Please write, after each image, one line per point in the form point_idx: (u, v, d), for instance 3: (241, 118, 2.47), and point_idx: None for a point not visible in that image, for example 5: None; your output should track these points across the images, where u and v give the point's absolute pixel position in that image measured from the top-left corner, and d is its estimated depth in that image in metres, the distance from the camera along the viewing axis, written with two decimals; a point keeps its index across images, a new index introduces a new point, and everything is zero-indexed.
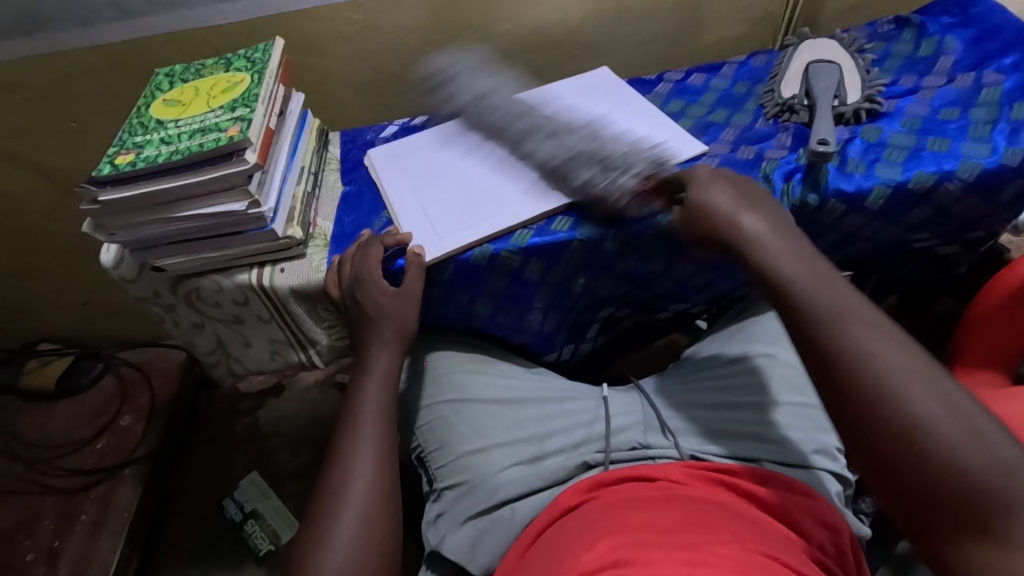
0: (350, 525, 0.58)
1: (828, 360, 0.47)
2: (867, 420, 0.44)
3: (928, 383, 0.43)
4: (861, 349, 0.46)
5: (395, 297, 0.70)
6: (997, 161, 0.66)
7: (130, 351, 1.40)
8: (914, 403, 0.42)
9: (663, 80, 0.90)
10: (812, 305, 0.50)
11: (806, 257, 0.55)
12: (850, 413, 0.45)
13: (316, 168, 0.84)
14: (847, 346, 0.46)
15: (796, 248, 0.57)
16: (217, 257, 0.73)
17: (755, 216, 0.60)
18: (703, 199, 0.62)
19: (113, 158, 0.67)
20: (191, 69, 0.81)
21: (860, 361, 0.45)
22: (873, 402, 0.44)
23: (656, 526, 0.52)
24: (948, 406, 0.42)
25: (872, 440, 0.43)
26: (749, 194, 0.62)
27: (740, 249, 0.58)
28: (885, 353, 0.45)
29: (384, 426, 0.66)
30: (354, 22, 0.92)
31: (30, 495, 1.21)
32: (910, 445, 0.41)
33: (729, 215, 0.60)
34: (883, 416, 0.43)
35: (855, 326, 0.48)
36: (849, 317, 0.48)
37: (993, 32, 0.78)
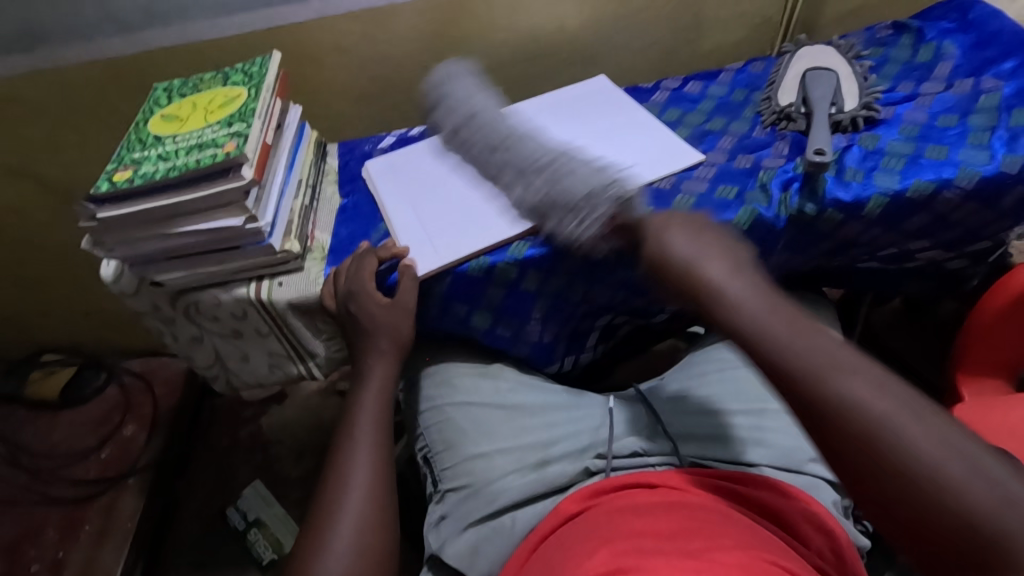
0: (349, 532, 0.58)
1: (816, 416, 0.42)
2: (877, 473, 0.39)
3: (898, 405, 0.40)
4: (839, 389, 0.41)
5: (391, 309, 0.70)
6: (996, 169, 0.65)
7: (133, 360, 1.40)
8: (913, 459, 0.38)
9: (660, 88, 0.90)
10: (798, 370, 0.43)
11: (767, 297, 0.48)
12: (847, 471, 0.40)
13: (314, 180, 0.84)
14: (824, 393, 0.41)
15: (761, 289, 0.49)
16: (216, 271, 0.73)
17: (713, 257, 0.52)
18: (659, 245, 0.56)
19: (111, 174, 0.68)
20: (189, 84, 0.81)
21: (834, 405, 0.41)
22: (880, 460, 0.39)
23: (656, 534, 0.51)
24: (942, 443, 0.38)
25: (875, 498, 0.39)
26: (705, 234, 0.54)
27: (708, 302, 0.50)
28: (875, 399, 0.40)
29: (381, 438, 0.67)
30: (351, 34, 0.93)
31: (35, 506, 1.21)
32: (913, 505, 0.37)
33: (691, 260, 0.52)
34: (886, 478, 0.38)
35: (824, 371, 0.42)
36: (831, 358, 0.43)
37: (991, 38, 0.77)
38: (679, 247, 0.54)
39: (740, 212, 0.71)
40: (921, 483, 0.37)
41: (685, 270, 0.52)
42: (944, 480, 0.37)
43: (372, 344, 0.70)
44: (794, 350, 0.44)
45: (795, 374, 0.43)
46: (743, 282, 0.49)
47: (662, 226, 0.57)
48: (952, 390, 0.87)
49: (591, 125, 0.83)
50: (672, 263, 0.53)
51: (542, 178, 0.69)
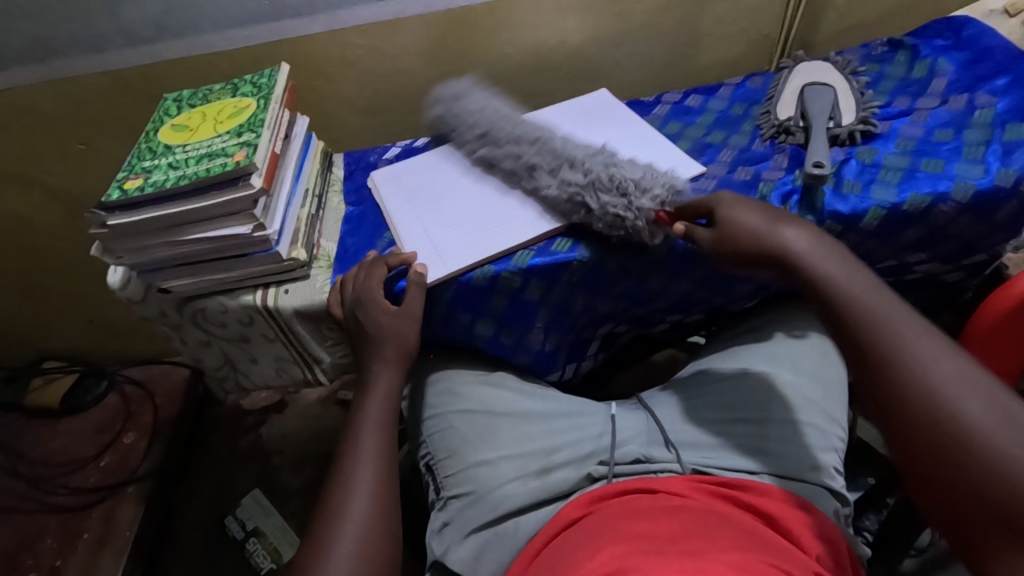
0: (350, 535, 0.59)
1: (873, 365, 0.51)
2: (916, 428, 0.47)
3: (963, 376, 0.47)
4: (902, 352, 0.50)
5: (395, 316, 0.71)
6: (990, 182, 0.67)
7: (134, 368, 1.40)
8: (969, 425, 0.44)
9: (661, 101, 0.92)
10: (858, 326, 0.53)
11: (859, 279, 0.57)
12: (898, 428, 0.48)
13: (320, 190, 0.86)
14: (886, 352, 0.51)
15: (845, 266, 0.58)
16: (223, 278, 0.74)
17: (781, 227, 0.62)
18: (733, 216, 0.64)
19: (123, 183, 0.69)
20: (198, 95, 0.83)
21: (888, 366, 0.50)
22: (920, 412, 0.47)
23: (658, 536, 0.52)
24: (1005, 420, 0.44)
25: (914, 449, 0.47)
26: (771, 210, 0.64)
27: (790, 264, 0.60)
28: (924, 360, 0.49)
29: (384, 443, 0.67)
30: (358, 47, 0.94)
31: (33, 514, 1.21)
32: (957, 467, 0.44)
33: (766, 230, 0.63)
34: (932, 434, 0.46)
35: (898, 337, 0.51)
36: (888, 318, 0.53)
37: (984, 55, 0.80)
38: (753, 220, 0.64)
39: None
40: (966, 443, 0.44)
41: (763, 240, 0.62)
42: (994, 444, 0.43)
43: (376, 346, 0.71)
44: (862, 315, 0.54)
45: (858, 327, 0.53)
46: (828, 255, 0.59)
47: (730, 203, 0.65)
48: None
49: (603, 134, 0.85)
50: (749, 236, 0.63)
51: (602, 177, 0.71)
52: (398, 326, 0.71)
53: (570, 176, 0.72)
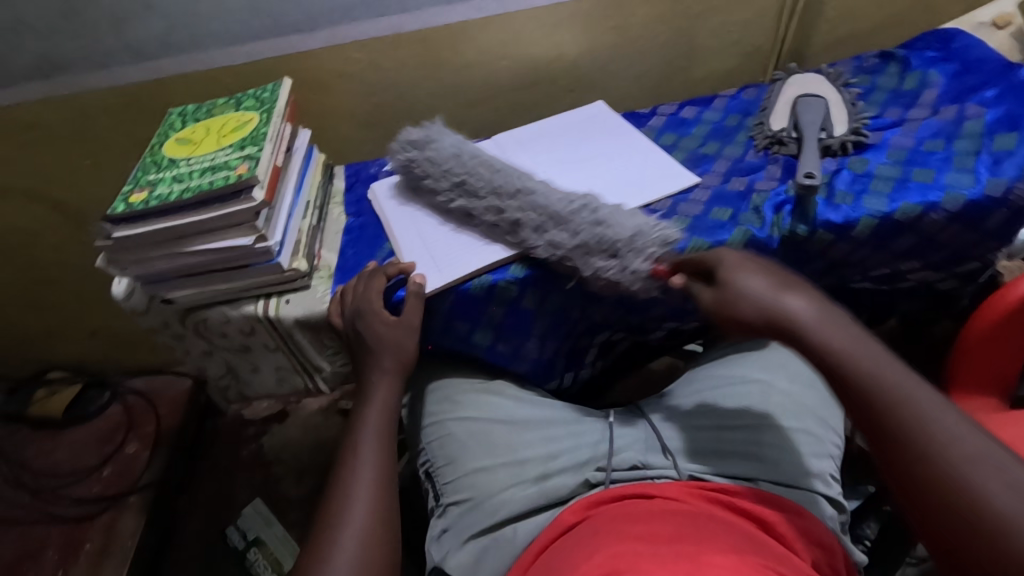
0: (349, 541, 0.59)
1: (905, 460, 0.46)
2: (967, 541, 0.42)
3: (996, 464, 0.43)
4: (936, 445, 0.44)
5: (394, 325, 0.72)
6: (979, 192, 0.68)
7: (137, 378, 1.42)
8: (1019, 531, 0.40)
9: (656, 113, 0.94)
10: (881, 405, 0.47)
11: (879, 359, 0.50)
12: (940, 525, 0.43)
13: (322, 202, 0.87)
14: (917, 442, 0.45)
15: (850, 332, 0.52)
16: (226, 288, 0.75)
17: (782, 284, 0.56)
18: (736, 283, 0.57)
19: (127, 196, 0.70)
20: (202, 109, 0.84)
21: (912, 451, 0.45)
22: (967, 523, 0.42)
23: (653, 539, 0.53)
24: None
25: (965, 565, 0.42)
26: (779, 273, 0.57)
27: (793, 335, 0.53)
28: (958, 444, 0.44)
29: (384, 449, 0.68)
30: (358, 61, 0.96)
31: (35, 525, 1.21)
32: (1005, 573, 0.40)
33: (768, 297, 0.55)
34: (972, 532, 0.41)
35: (926, 422, 0.46)
36: (913, 398, 0.47)
37: (973, 67, 0.81)
38: (755, 287, 0.56)
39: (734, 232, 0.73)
40: (1016, 549, 0.39)
41: (769, 310, 0.54)
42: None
43: (374, 353, 0.72)
44: (887, 399, 0.47)
45: (882, 415, 0.47)
46: (835, 323, 0.52)
47: (733, 265, 0.59)
48: None
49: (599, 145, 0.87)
50: (748, 304, 0.56)
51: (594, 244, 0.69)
52: (397, 334, 0.72)
53: (558, 237, 0.70)
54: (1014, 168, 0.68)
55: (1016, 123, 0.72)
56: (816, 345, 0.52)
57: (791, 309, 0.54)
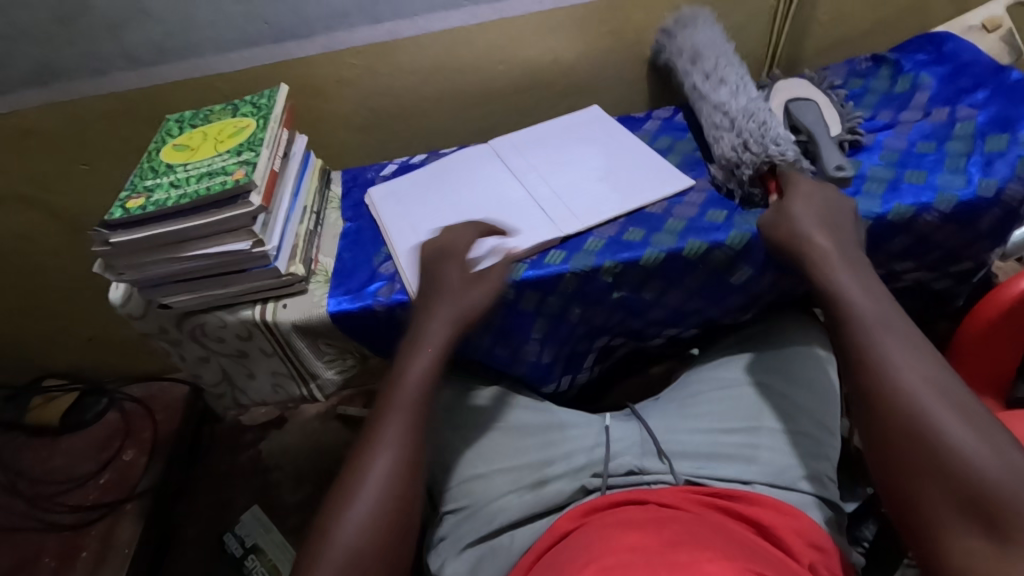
0: (360, 517, 0.55)
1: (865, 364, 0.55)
2: (899, 428, 0.50)
3: (949, 395, 0.50)
4: (889, 355, 0.54)
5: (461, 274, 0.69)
6: (973, 192, 0.69)
7: (135, 385, 1.41)
8: (948, 438, 0.48)
9: (651, 117, 0.95)
10: (859, 326, 0.57)
11: (872, 291, 0.60)
12: (884, 435, 0.51)
13: (319, 207, 0.87)
14: (875, 349, 0.55)
15: (869, 286, 0.61)
16: (222, 294, 0.75)
17: (821, 233, 0.65)
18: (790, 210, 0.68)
19: (124, 202, 0.70)
20: (200, 115, 0.85)
21: (882, 370, 0.53)
22: (900, 411, 0.51)
23: (647, 547, 0.52)
24: (981, 436, 0.47)
25: (895, 445, 0.50)
26: (832, 212, 0.67)
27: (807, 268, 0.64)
28: (911, 364, 0.53)
29: (421, 418, 0.62)
30: (355, 67, 0.97)
31: (32, 532, 1.21)
32: (932, 469, 0.48)
33: (803, 229, 0.66)
34: (919, 439, 0.49)
35: (892, 341, 0.55)
36: (885, 321, 0.57)
37: (964, 70, 0.82)
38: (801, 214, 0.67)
39: (731, 234, 0.73)
40: (944, 453, 0.48)
41: (795, 236, 0.66)
42: (971, 457, 0.46)
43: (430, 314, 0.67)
44: (865, 320, 0.57)
45: (862, 329, 0.57)
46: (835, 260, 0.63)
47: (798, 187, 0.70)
48: None
49: (597, 147, 0.88)
50: (788, 230, 0.67)
51: (751, 122, 0.78)
52: (452, 302, 0.67)
53: (748, 137, 0.76)
54: (1005, 169, 0.69)
55: (1007, 124, 0.72)
56: (828, 286, 0.61)
57: (814, 254, 0.64)
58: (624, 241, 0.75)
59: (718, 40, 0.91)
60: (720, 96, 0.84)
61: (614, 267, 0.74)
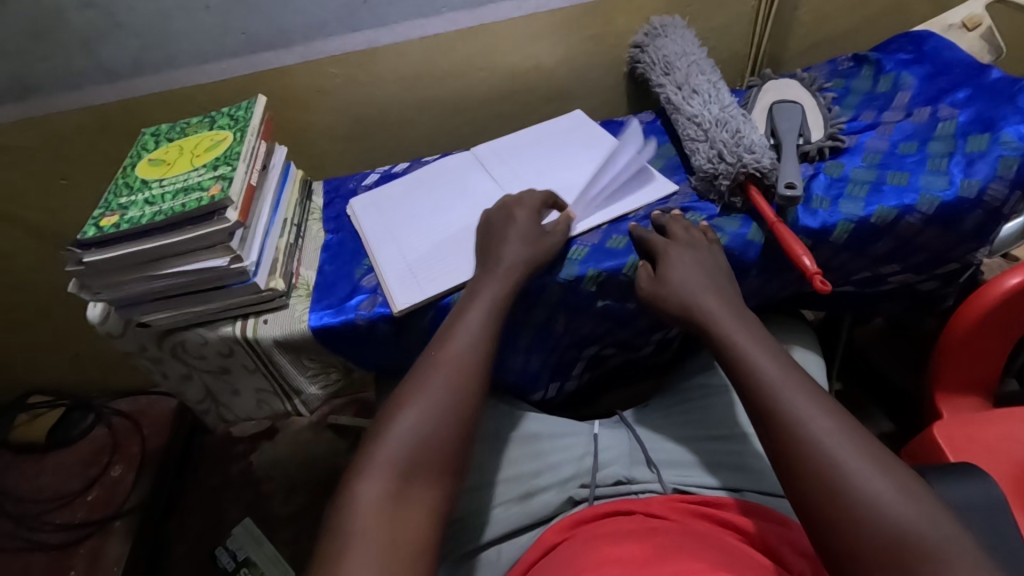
0: (415, 422, 0.56)
1: (774, 426, 0.53)
2: (817, 488, 0.49)
3: (854, 439, 0.50)
4: (793, 411, 0.53)
5: (522, 214, 0.72)
6: (954, 194, 0.68)
7: (122, 400, 1.40)
8: (861, 488, 0.47)
9: (635, 121, 0.94)
10: (761, 381, 0.56)
11: (768, 347, 0.59)
12: (792, 472, 0.51)
13: (299, 219, 0.86)
14: (782, 409, 0.54)
15: (762, 339, 0.61)
16: (202, 310, 0.74)
17: (713, 296, 0.65)
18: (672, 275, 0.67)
19: (98, 220, 0.69)
20: (176, 128, 0.84)
21: (792, 429, 0.52)
22: (814, 467, 0.50)
23: (634, 559, 0.52)
24: (887, 478, 0.48)
25: (813, 504, 0.49)
26: (704, 267, 0.68)
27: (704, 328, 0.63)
28: (817, 419, 0.52)
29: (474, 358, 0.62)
30: (334, 76, 0.96)
31: (20, 552, 1.19)
32: (854, 525, 0.46)
33: (690, 291, 0.65)
34: (835, 496, 0.48)
35: (790, 396, 0.54)
36: (780, 378, 0.56)
37: (945, 69, 0.81)
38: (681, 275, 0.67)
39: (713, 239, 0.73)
40: (860, 506, 0.47)
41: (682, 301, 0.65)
42: (889, 508, 0.46)
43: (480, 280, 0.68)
44: (767, 380, 0.56)
45: (764, 390, 0.56)
46: (727, 314, 0.63)
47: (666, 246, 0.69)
48: (930, 409, 0.88)
49: (578, 152, 0.87)
50: (674, 294, 0.66)
51: (723, 133, 0.77)
52: (514, 249, 0.69)
53: (719, 148, 0.76)
54: (986, 169, 0.68)
55: (988, 123, 0.71)
56: (735, 350, 0.60)
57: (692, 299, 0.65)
58: (606, 250, 0.74)
59: (689, 49, 0.92)
60: (692, 108, 0.83)
61: (597, 276, 0.73)
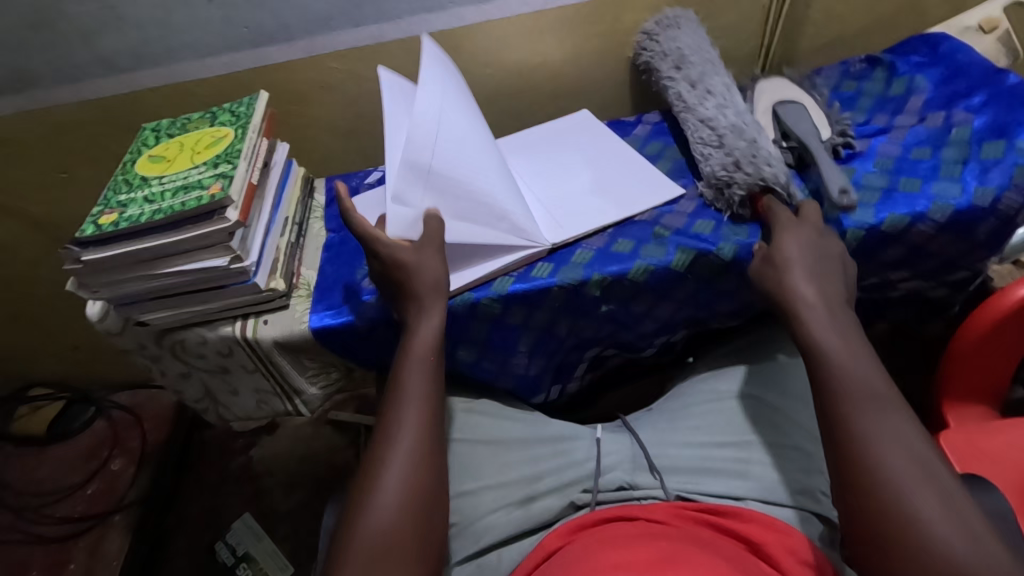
0: (382, 508, 0.55)
1: (844, 438, 0.52)
2: (879, 512, 0.48)
3: (929, 473, 0.48)
4: (866, 430, 0.51)
5: (422, 250, 0.65)
6: (968, 201, 0.67)
7: (122, 393, 1.39)
8: (928, 520, 0.46)
9: (641, 122, 0.93)
10: (840, 388, 0.54)
11: (854, 347, 0.56)
12: (853, 489, 0.50)
13: (301, 217, 0.85)
14: (855, 425, 0.52)
15: (846, 334, 0.58)
16: (201, 310, 0.73)
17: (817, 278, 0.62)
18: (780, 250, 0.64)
19: (97, 218, 0.68)
20: (177, 124, 0.82)
21: (863, 448, 0.50)
22: (880, 494, 0.48)
23: (634, 565, 0.51)
24: (956, 521, 0.46)
25: (869, 528, 0.48)
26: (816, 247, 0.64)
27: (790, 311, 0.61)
28: (891, 445, 0.50)
29: (428, 419, 0.61)
30: (338, 72, 0.94)
31: (20, 545, 1.19)
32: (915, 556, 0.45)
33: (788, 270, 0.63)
34: (901, 526, 0.47)
35: (869, 411, 0.52)
36: (864, 389, 0.53)
37: (960, 72, 0.80)
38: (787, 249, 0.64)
39: (722, 245, 0.72)
40: (922, 541, 0.45)
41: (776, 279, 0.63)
42: (950, 543, 0.45)
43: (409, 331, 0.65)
44: (850, 387, 0.54)
45: (844, 398, 0.53)
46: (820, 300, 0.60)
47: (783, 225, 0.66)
48: (937, 417, 0.87)
49: (584, 154, 0.86)
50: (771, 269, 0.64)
51: (739, 140, 0.76)
52: (431, 267, 0.65)
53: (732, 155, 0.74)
54: (1001, 177, 0.67)
55: (1003, 129, 0.70)
56: (815, 342, 0.58)
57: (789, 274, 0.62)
58: (611, 253, 0.73)
59: (703, 44, 0.90)
60: (707, 110, 0.82)
61: (602, 280, 0.72)
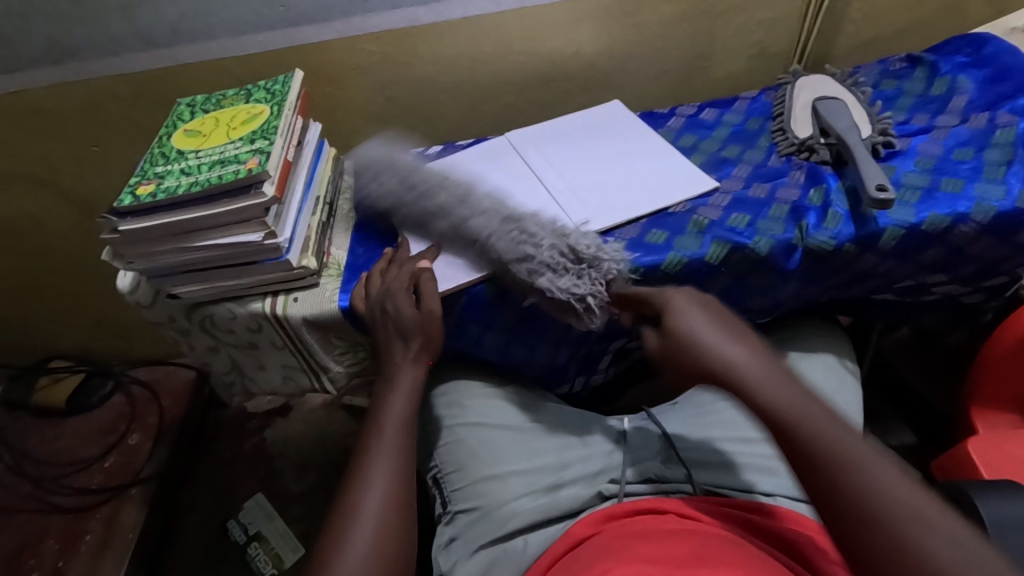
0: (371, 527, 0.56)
1: (830, 504, 0.43)
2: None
3: (917, 502, 0.40)
4: (847, 474, 0.43)
5: (416, 309, 0.68)
6: (1011, 204, 0.66)
7: (140, 368, 1.41)
8: (942, 564, 0.38)
9: (675, 114, 0.92)
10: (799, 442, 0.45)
11: (784, 376, 0.48)
12: (857, 562, 0.41)
13: (332, 197, 0.85)
14: (838, 479, 0.43)
15: (775, 368, 0.49)
16: (233, 285, 0.73)
17: (734, 342, 0.51)
18: (679, 324, 0.54)
19: (135, 188, 0.69)
20: (212, 100, 0.83)
21: (857, 506, 0.41)
22: (892, 559, 0.39)
23: (670, 558, 0.51)
24: (972, 554, 0.38)
25: None
26: (722, 313, 0.54)
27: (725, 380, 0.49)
28: (877, 483, 0.42)
29: (403, 475, 0.61)
30: (372, 54, 0.94)
31: (38, 514, 1.21)
32: None
33: (708, 344, 0.51)
34: None
35: (846, 458, 0.43)
36: (821, 431, 0.45)
37: (1006, 74, 0.78)
38: (695, 325, 0.53)
39: (757, 239, 0.71)
40: None
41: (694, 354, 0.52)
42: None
43: (388, 394, 0.67)
44: (802, 425, 0.45)
45: (812, 457, 0.44)
46: (739, 344, 0.51)
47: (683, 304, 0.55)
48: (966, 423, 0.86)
49: (618, 143, 0.85)
50: (688, 343, 0.52)
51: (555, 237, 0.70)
52: (407, 310, 0.68)
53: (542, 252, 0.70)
54: None
55: None
56: (759, 398, 0.48)
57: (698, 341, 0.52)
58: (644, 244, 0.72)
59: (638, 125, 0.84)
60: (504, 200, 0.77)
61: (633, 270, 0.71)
